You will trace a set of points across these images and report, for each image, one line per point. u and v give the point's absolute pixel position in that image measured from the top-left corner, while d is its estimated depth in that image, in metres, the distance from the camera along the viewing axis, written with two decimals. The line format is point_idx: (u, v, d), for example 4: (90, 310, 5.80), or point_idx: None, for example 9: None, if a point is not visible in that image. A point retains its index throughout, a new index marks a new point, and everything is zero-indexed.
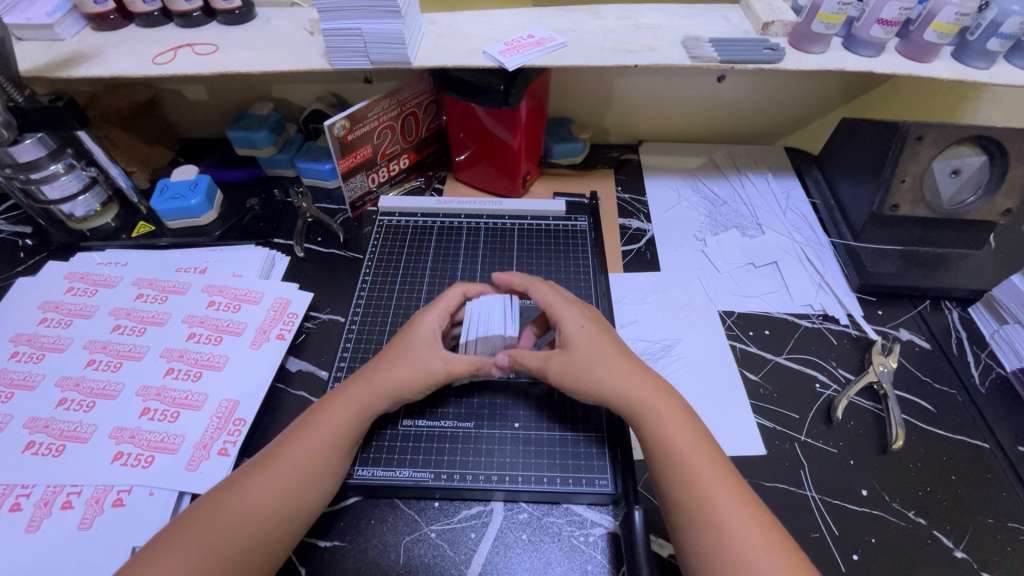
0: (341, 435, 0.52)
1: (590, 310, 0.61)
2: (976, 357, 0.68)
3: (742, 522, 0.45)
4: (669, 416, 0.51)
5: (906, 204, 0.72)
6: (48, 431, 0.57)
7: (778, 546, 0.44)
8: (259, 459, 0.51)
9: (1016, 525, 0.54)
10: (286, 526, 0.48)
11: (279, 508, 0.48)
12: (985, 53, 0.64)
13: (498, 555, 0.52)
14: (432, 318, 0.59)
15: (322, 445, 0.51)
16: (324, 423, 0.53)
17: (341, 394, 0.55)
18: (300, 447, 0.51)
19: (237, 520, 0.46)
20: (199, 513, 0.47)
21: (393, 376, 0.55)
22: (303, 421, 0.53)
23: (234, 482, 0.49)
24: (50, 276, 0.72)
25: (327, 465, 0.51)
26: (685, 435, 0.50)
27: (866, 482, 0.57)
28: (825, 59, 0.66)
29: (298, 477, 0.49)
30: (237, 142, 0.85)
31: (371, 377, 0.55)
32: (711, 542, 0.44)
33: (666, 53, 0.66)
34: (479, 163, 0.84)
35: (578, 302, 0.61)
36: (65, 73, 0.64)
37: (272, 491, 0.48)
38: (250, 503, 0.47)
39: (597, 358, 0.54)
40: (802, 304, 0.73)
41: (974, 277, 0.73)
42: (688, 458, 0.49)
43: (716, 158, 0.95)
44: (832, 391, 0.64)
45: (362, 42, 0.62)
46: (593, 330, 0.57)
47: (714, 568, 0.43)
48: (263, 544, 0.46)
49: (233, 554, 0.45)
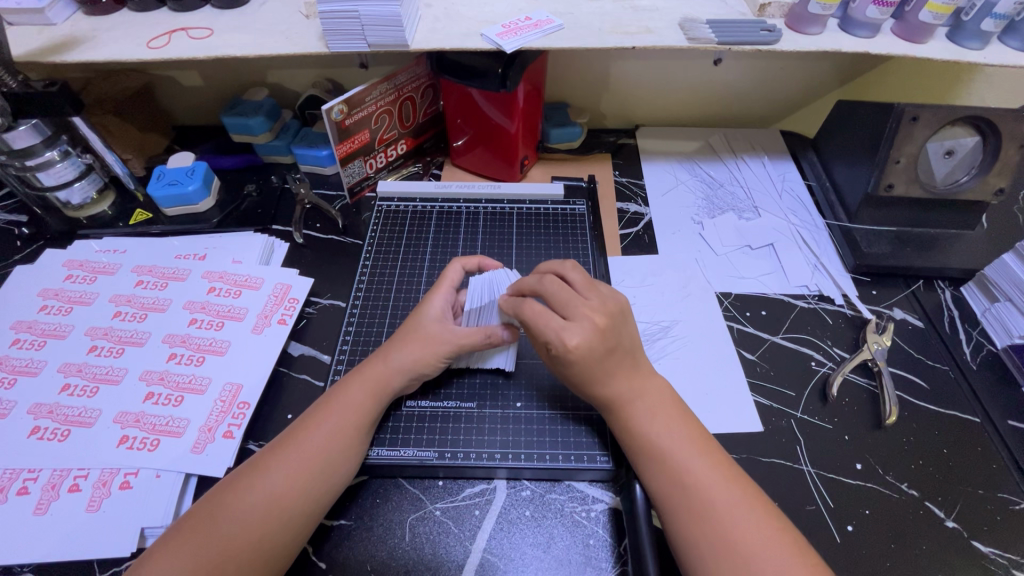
0: (354, 421, 0.53)
1: (598, 329, 0.51)
2: (968, 334, 0.69)
3: (719, 492, 0.47)
4: (637, 398, 0.52)
5: (900, 184, 0.73)
6: (53, 416, 0.57)
7: (773, 522, 0.45)
8: (272, 447, 0.51)
9: (1005, 495, 0.56)
10: (306, 512, 0.48)
11: (297, 495, 0.48)
12: (979, 33, 0.64)
13: (502, 532, 0.53)
14: (439, 297, 0.60)
15: (336, 432, 0.52)
16: (336, 409, 0.53)
17: (357, 374, 0.56)
18: (312, 440, 0.51)
19: (255, 510, 0.46)
20: (210, 510, 0.47)
21: (406, 354, 0.56)
22: (319, 406, 0.54)
23: (244, 477, 0.48)
24: (48, 265, 0.72)
25: (342, 452, 0.51)
26: (649, 415, 0.51)
27: (860, 456, 0.58)
28: (822, 40, 0.66)
29: (314, 465, 0.50)
30: (233, 128, 0.84)
31: (387, 358, 0.56)
32: (685, 512, 0.46)
33: (663, 35, 0.66)
34: (477, 148, 0.84)
35: (582, 325, 0.51)
36: (57, 58, 0.63)
37: (288, 479, 0.48)
38: (267, 492, 0.47)
39: (589, 373, 0.51)
40: (798, 285, 0.74)
41: (966, 257, 0.74)
42: (658, 439, 0.50)
43: (712, 142, 0.95)
44: (827, 368, 0.65)
45: (359, 25, 0.62)
46: (589, 358, 0.51)
47: (709, 546, 0.44)
48: (284, 531, 0.47)
49: (254, 544, 0.45)
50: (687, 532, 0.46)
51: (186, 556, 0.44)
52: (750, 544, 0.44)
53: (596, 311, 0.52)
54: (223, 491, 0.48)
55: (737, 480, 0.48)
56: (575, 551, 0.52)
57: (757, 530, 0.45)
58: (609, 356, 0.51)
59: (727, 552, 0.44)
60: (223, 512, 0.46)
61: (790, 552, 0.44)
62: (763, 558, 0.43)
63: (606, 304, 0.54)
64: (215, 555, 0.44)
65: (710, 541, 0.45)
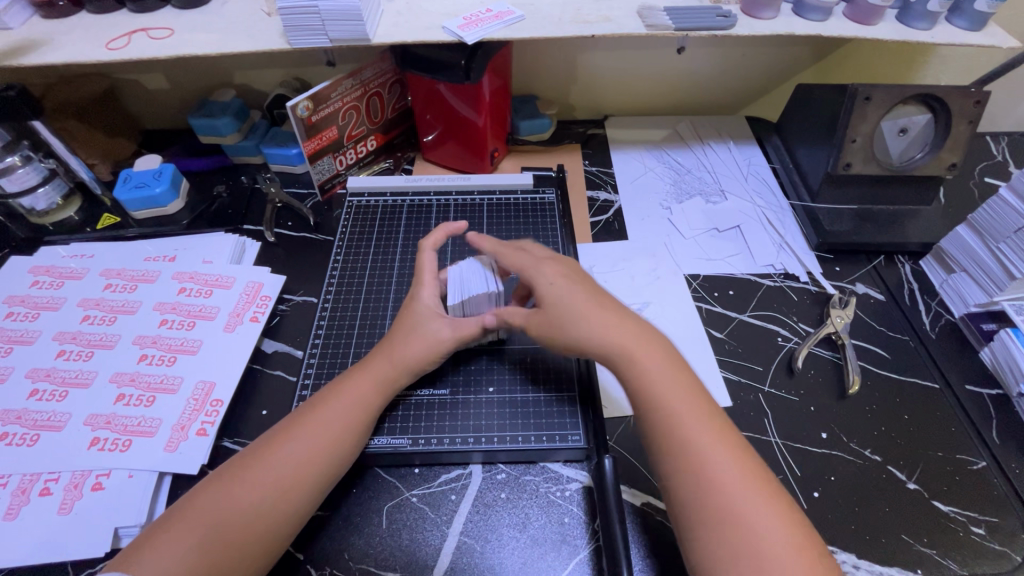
0: (354, 415, 0.53)
1: (571, 272, 0.57)
2: (927, 305, 0.71)
3: (724, 463, 0.46)
4: (636, 361, 0.51)
5: (858, 162, 0.75)
6: (21, 421, 0.57)
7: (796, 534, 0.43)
8: (280, 430, 0.51)
9: (964, 457, 0.58)
10: (301, 507, 0.48)
11: (293, 489, 0.48)
12: (927, 14, 0.66)
13: (478, 515, 0.54)
14: (429, 291, 0.60)
15: (344, 416, 0.52)
16: (336, 404, 0.53)
17: (368, 367, 0.56)
18: (316, 425, 0.51)
19: (258, 492, 0.47)
20: (210, 489, 0.47)
21: (410, 351, 0.56)
22: (319, 400, 0.53)
23: (249, 461, 0.48)
24: (13, 271, 0.71)
25: (341, 448, 0.51)
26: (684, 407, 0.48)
27: (826, 426, 0.60)
28: (776, 24, 0.68)
29: (313, 460, 0.49)
30: (201, 130, 0.84)
31: (392, 353, 0.56)
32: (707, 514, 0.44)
33: (621, 23, 0.67)
34: (448, 142, 0.85)
35: (561, 271, 0.57)
36: (14, 62, 0.62)
37: (292, 462, 0.48)
38: (264, 484, 0.47)
39: (573, 319, 0.53)
40: (764, 265, 0.76)
41: (924, 231, 0.77)
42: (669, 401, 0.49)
43: (680, 130, 0.97)
44: (793, 343, 0.67)
45: (320, 20, 0.62)
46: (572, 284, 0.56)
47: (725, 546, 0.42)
48: (280, 525, 0.47)
49: (250, 535, 0.45)
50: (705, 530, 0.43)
51: (180, 545, 0.43)
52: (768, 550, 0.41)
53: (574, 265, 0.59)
54: (218, 482, 0.47)
55: (732, 446, 0.47)
56: (551, 529, 0.52)
57: (761, 507, 0.43)
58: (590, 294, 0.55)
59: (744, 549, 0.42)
60: (218, 501, 0.46)
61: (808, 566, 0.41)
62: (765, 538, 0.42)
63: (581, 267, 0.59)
64: (210, 545, 0.43)
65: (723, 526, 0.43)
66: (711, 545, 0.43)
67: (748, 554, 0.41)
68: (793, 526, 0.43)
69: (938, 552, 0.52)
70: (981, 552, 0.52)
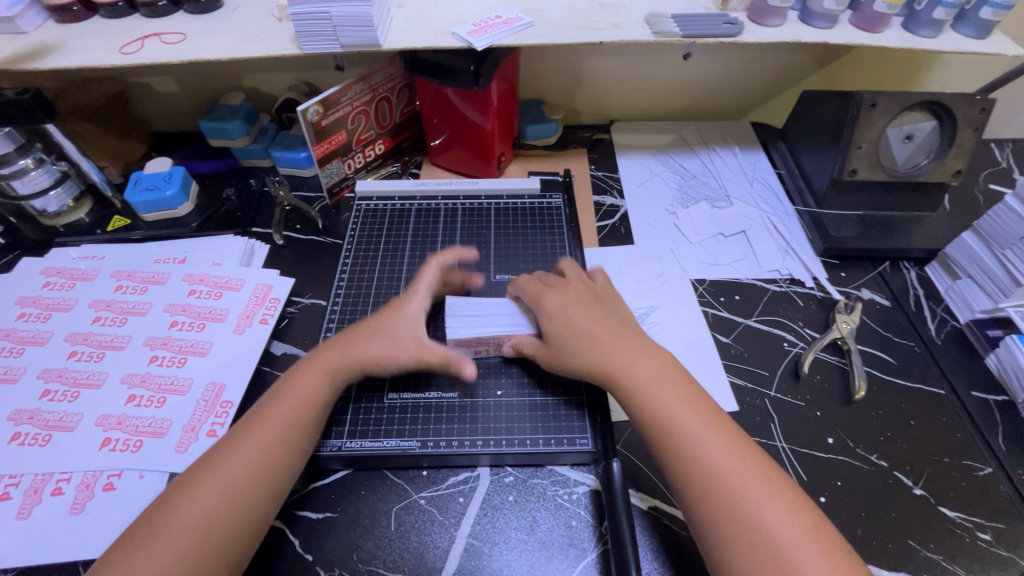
0: (312, 396, 0.53)
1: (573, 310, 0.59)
2: (932, 311, 0.72)
3: (737, 473, 0.46)
4: (640, 387, 0.52)
5: (864, 169, 0.75)
6: (33, 422, 0.57)
7: (811, 528, 0.44)
8: (245, 423, 0.51)
9: (970, 463, 0.58)
10: (280, 482, 0.49)
11: (266, 470, 0.48)
12: (932, 22, 0.67)
13: (486, 518, 0.54)
14: (415, 300, 0.62)
15: (303, 402, 0.53)
16: (294, 392, 0.53)
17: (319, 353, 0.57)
18: (278, 414, 0.51)
19: (228, 486, 0.47)
20: (182, 488, 0.47)
21: (369, 342, 0.57)
22: (279, 388, 0.54)
23: (216, 457, 0.48)
24: (25, 272, 0.71)
25: (306, 423, 0.52)
26: (678, 410, 0.51)
27: (832, 431, 0.60)
28: (782, 32, 0.69)
29: (283, 439, 0.50)
30: (211, 133, 0.85)
31: (349, 343, 0.57)
32: (721, 516, 0.45)
33: (630, 30, 0.68)
34: (455, 147, 0.86)
35: (566, 299, 0.60)
36: (28, 66, 0.63)
37: (257, 454, 0.49)
38: (233, 477, 0.47)
39: (574, 338, 0.56)
40: (770, 270, 0.76)
41: (930, 237, 0.77)
42: (675, 420, 0.50)
43: (685, 135, 0.98)
44: (799, 348, 0.68)
45: (331, 26, 0.63)
46: (574, 306, 0.59)
47: (744, 546, 0.43)
48: (264, 503, 0.47)
49: (236, 519, 0.46)
50: (721, 533, 0.44)
51: (168, 541, 0.43)
52: (785, 545, 0.42)
53: (577, 289, 0.62)
54: (190, 478, 0.47)
55: (734, 444, 0.49)
56: (558, 533, 0.53)
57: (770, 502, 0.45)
58: (591, 313, 0.58)
59: (761, 548, 0.43)
60: (193, 499, 0.46)
61: (830, 560, 0.42)
62: (780, 534, 0.43)
63: (593, 283, 0.64)
64: (197, 536, 0.44)
65: (736, 526, 0.44)
66: (730, 547, 0.44)
67: (766, 553, 0.42)
68: (813, 529, 0.44)
69: (944, 558, 0.52)
70: (986, 558, 0.52)
